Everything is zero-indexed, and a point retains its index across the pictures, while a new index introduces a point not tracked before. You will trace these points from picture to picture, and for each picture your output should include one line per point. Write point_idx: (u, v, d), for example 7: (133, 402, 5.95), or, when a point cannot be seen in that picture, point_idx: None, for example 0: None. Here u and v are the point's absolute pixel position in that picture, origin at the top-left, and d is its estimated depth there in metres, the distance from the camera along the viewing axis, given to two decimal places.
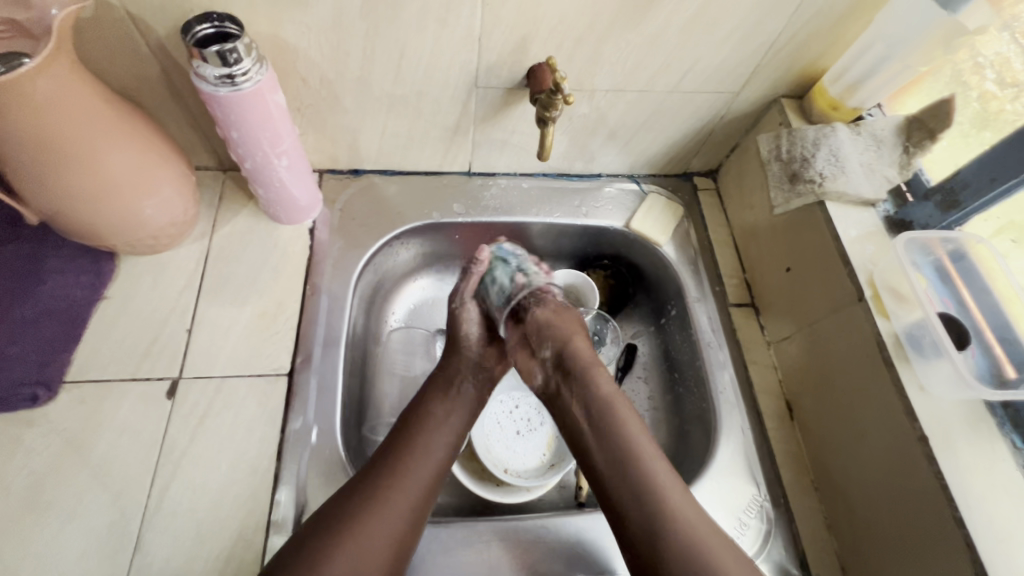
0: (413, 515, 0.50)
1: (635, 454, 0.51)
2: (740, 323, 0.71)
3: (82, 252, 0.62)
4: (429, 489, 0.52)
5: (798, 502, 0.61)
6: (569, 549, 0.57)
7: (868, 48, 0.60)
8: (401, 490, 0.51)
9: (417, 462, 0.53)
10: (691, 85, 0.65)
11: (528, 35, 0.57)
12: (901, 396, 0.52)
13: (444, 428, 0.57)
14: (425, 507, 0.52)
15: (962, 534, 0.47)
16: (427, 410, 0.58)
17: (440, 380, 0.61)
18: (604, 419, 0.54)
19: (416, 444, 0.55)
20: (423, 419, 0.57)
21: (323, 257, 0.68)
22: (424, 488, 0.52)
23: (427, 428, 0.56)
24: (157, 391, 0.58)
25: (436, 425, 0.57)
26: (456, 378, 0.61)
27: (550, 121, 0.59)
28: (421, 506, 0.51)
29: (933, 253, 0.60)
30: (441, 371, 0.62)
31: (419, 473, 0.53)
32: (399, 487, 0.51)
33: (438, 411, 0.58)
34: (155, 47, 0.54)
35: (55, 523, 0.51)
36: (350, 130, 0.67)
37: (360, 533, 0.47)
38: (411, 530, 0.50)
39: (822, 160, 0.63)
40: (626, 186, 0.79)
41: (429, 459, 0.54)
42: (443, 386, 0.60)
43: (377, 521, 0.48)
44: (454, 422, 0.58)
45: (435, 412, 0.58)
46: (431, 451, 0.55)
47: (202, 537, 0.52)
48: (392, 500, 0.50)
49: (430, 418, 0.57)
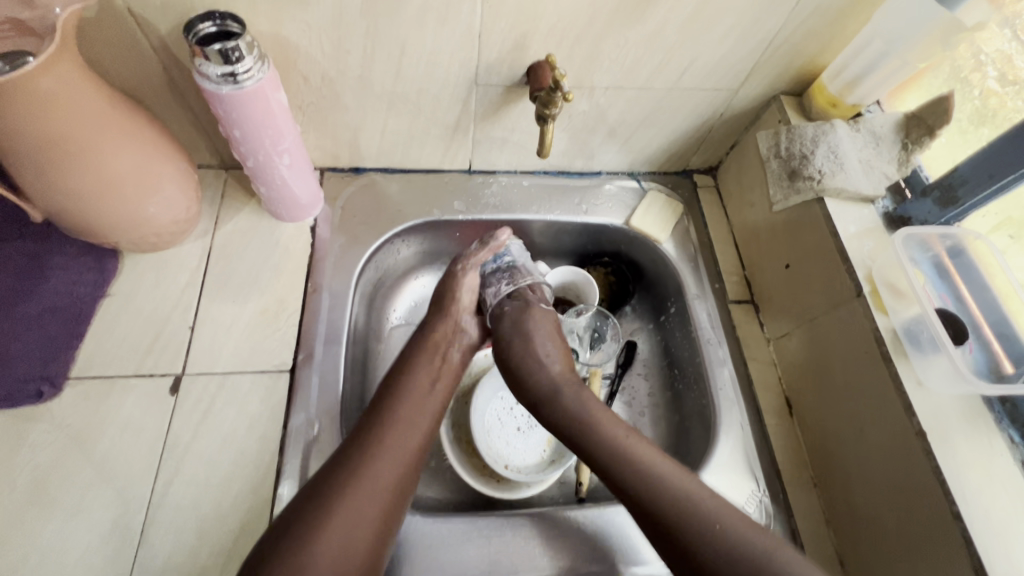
0: (396, 489, 0.50)
1: (636, 462, 0.53)
2: (739, 319, 0.72)
3: (86, 250, 0.62)
4: (411, 463, 0.52)
5: (796, 496, 0.61)
6: (569, 544, 0.57)
7: (866, 45, 0.60)
8: (384, 466, 0.50)
9: (397, 434, 0.53)
10: (690, 82, 0.66)
11: (528, 32, 0.57)
12: (899, 391, 0.53)
13: (428, 399, 0.57)
14: (408, 479, 0.52)
15: (959, 528, 0.47)
16: (410, 381, 0.57)
17: (429, 343, 0.61)
18: (597, 433, 0.56)
19: (397, 417, 0.54)
20: (403, 390, 0.56)
21: (324, 254, 0.69)
22: (406, 460, 0.52)
23: (408, 400, 0.56)
24: (160, 387, 0.58)
25: (416, 396, 0.56)
26: (443, 343, 0.62)
27: (549, 119, 0.59)
28: (402, 488, 0.51)
29: (932, 249, 0.60)
30: (430, 337, 0.62)
31: (399, 445, 0.52)
32: (380, 462, 0.51)
33: (422, 379, 0.58)
34: (157, 46, 0.54)
35: (59, 518, 0.51)
36: (351, 128, 0.67)
37: (344, 512, 0.47)
38: (394, 504, 0.50)
39: (821, 157, 0.63)
40: (625, 183, 0.79)
41: (410, 430, 0.54)
42: (430, 351, 0.61)
43: (361, 499, 0.48)
44: (439, 390, 0.58)
45: (418, 381, 0.58)
46: (413, 423, 0.54)
47: (205, 531, 0.52)
48: (390, 493, 0.50)
49: (419, 400, 0.56)
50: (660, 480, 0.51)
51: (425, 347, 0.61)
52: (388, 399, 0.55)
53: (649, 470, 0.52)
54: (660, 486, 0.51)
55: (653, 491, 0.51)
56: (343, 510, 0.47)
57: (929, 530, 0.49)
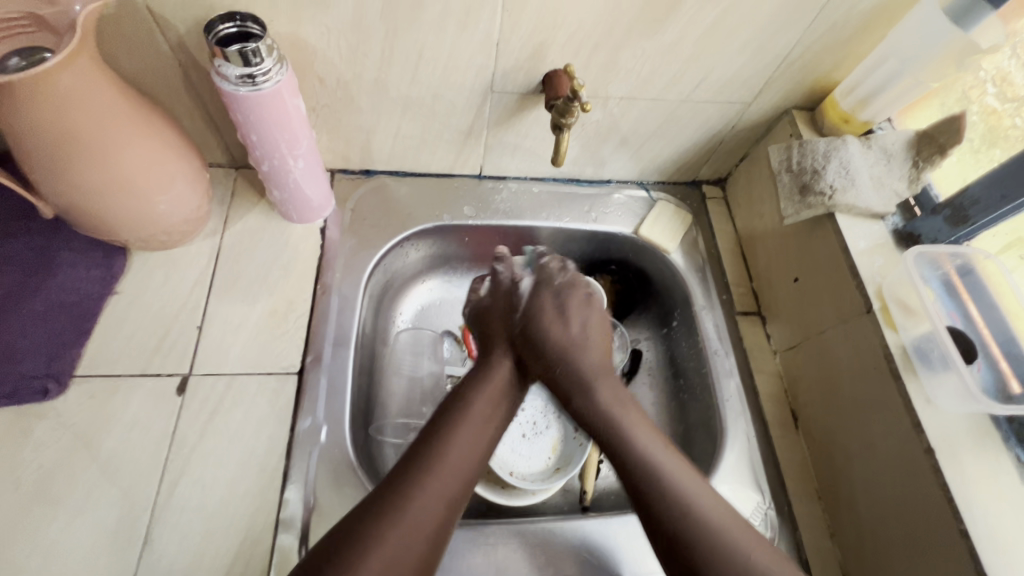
0: (433, 538, 0.47)
1: (670, 485, 0.51)
2: (746, 331, 0.72)
3: (95, 247, 0.62)
4: (448, 509, 0.49)
5: (802, 512, 0.61)
6: (576, 553, 0.57)
7: (881, 63, 0.61)
8: (423, 508, 0.48)
9: (437, 478, 0.50)
10: (704, 94, 0.66)
11: (546, 40, 0.57)
12: (908, 408, 0.53)
13: (473, 443, 0.54)
14: (445, 530, 0.49)
15: (968, 546, 0.47)
16: (468, 414, 0.56)
17: (490, 389, 0.59)
18: (620, 437, 0.55)
19: (444, 454, 0.52)
20: (453, 428, 0.54)
21: (334, 254, 0.69)
22: (446, 507, 0.49)
23: (457, 438, 0.54)
24: (168, 387, 0.58)
25: (466, 441, 0.54)
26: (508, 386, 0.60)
27: (566, 127, 0.59)
28: (439, 531, 0.48)
29: (941, 267, 0.60)
30: (495, 377, 0.60)
31: (441, 489, 0.50)
32: (419, 504, 0.48)
33: (477, 417, 0.56)
34: (174, 45, 0.54)
35: (63, 517, 0.51)
36: (364, 131, 0.67)
37: (378, 553, 0.45)
38: (429, 555, 0.47)
39: (833, 172, 0.63)
40: (635, 192, 0.80)
41: (453, 477, 0.51)
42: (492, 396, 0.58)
43: (396, 541, 0.46)
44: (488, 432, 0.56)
45: (472, 419, 0.56)
46: (456, 470, 0.52)
47: (211, 533, 0.52)
48: (421, 527, 0.47)
49: (465, 438, 0.54)
50: (689, 505, 0.49)
51: (486, 389, 0.59)
52: (439, 436, 0.53)
53: (673, 491, 0.50)
54: (681, 509, 0.49)
55: (671, 512, 0.49)
56: (377, 552, 0.45)
57: (942, 558, 0.49)
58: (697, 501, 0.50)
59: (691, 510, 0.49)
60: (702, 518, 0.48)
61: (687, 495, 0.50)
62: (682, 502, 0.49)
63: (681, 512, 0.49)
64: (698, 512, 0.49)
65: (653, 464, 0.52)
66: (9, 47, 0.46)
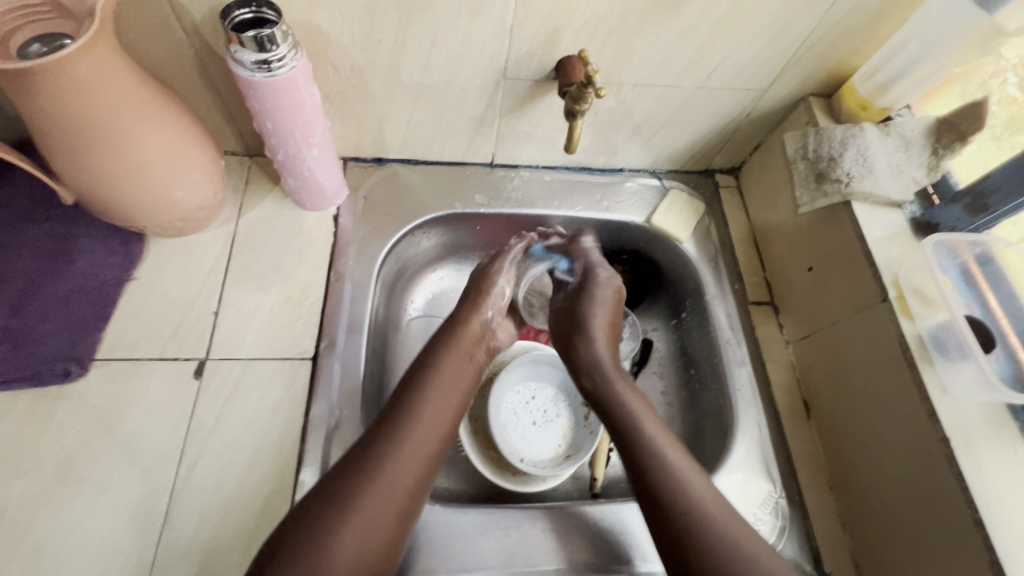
0: (417, 486, 0.50)
1: (693, 501, 0.50)
2: (759, 322, 0.72)
3: (113, 233, 0.63)
4: (430, 467, 0.51)
5: (812, 501, 0.61)
6: (587, 536, 0.58)
7: (901, 48, 0.60)
8: (409, 465, 0.50)
9: (417, 431, 0.52)
10: (719, 81, 0.65)
11: (560, 26, 0.57)
12: (923, 397, 0.52)
13: (450, 398, 0.56)
14: (427, 479, 0.51)
15: (980, 533, 0.47)
16: (436, 380, 0.56)
17: (458, 344, 0.60)
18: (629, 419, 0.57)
19: (423, 412, 0.53)
20: (429, 392, 0.55)
21: (346, 242, 0.69)
22: (427, 458, 0.51)
23: (432, 397, 0.55)
24: (185, 371, 0.59)
25: (442, 393, 0.55)
26: (471, 344, 0.62)
27: (579, 114, 0.59)
28: (421, 483, 0.50)
29: (960, 256, 0.59)
30: (460, 335, 0.61)
31: (421, 442, 0.52)
32: (400, 458, 0.50)
33: (447, 377, 0.57)
34: (190, 31, 0.54)
35: (86, 494, 0.52)
36: (377, 119, 0.67)
37: (367, 504, 0.47)
38: (411, 504, 0.49)
39: (850, 160, 0.62)
40: (647, 181, 0.79)
41: (432, 428, 0.53)
42: (461, 352, 0.60)
43: (383, 496, 0.48)
44: (462, 385, 0.58)
45: (443, 377, 0.57)
46: (437, 421, 0.54)
47: (229, 513, 0.53)
48: (402, 479, 0.49)
49: (443, 392, 0.56)
50: (711, 520, 0.49)
51: (453, 345, 0.60)
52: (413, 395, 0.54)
53: (664, 461, 0.53)
54: (670, 475, 0.52)
55: (659, 479, 0.52)
56: (366, 501, 0.47)
57: (949, 540, 0.49)
58: (683, 471, 0.52)
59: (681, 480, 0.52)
60: (688, 488, 0.51)
61: (698, 494, 0.51)
62: (670, 471, 0.52)
63: (702, 528, 0.49)
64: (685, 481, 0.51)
65: (650, 438, 0.55)
66: (30, 33, 0.47)
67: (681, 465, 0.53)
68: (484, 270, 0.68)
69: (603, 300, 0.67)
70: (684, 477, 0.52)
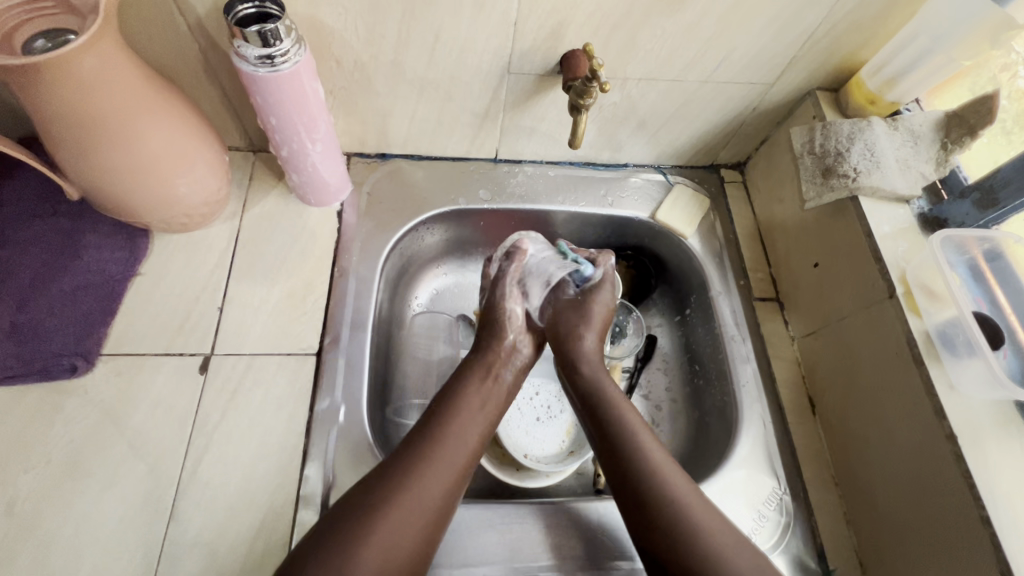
0: (444, 503, 0.50)
1: (682, 512, 0.49)
2: (764, 318, 0.71)
3: (118, 229, 0.63)
4: (458, 479, 0.51)
5: (818, 499, 0.61)
6: (591, 532, 0.58)
7: (910, 41, 0.59)
8: (436, 476, 0.50)
9: (446, 446, 0.52)
10: (725, 75, 0.65)
11: (565, 20, 0.56)
12: (930, 395, 0.52)
13: (479, 414, 0.56)
14: (454, 495, 0.51)
15: (988, 532, 0.47)
16: (462, 395, 0.57)
17: (482, 366, 0.59)
18: (612, 413, 0.57)
19: (451, 425, 0.54)
20: (454, 411, 0.55)
21: (350, 238, 0.69)
22: (456, 475, 0.51)
23: (461, 409, 0.56)
24: (191, 366, 0.59)
25: (471, 409, 0.56)
26: (495, 365, 0.60)
27: (583, 108, 0.58)
28: (448, 498, 0.50)
29: (968, 252, 0.59)
30: (483, 357, 0.60)
31: (451, 457, 0.52)
32: (428, 472, 0.50)
33: (475, 393, 0.57)
34: (193, 26, 0.54)
35: (93, 488, 0.53)
36: (381, 114, 0.67)
37: (394, 518, 0.47)
38: (437, 520, 0.49)
39: (857, 155, 0.62)
40: (651, 176, 0.79)
41: (461, 444, 0.53)
42: (483, 373, 0.59)
43: (410, 506, 0.48)
44: (491, 403, 0.58)
45: (472, 394, 0.57)
46: (466, 437, 0.54)
47: (235, 507, 0.53)
48: (430, 493, 0.49)
49: (472, 408, 0.56)
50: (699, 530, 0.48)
51: (480, 363, 0.60)
52: (443, 409, 0.55)
53: (644, 457, 0.53)
54: (648, 471, 0.52)
55: (639, 474, 0.52)
56: (393, 514, 0.47)
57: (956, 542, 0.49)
58: (662, 466, 0.52)
59: (660, 475, 0.52)
60: (666, 483, 0.51)
61: (676, 488, 0.51)
62: (649, 467, 0.52)
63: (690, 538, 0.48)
64: (663, 476, 0.52)
65: (631, 433, 0.55)
66: (34, 28, 0.47)
67: (660, 460, 0.53)
68: (498, 295, 0.63)
69: (601, 303, 0.65)
70: (674, 486, 0.51)
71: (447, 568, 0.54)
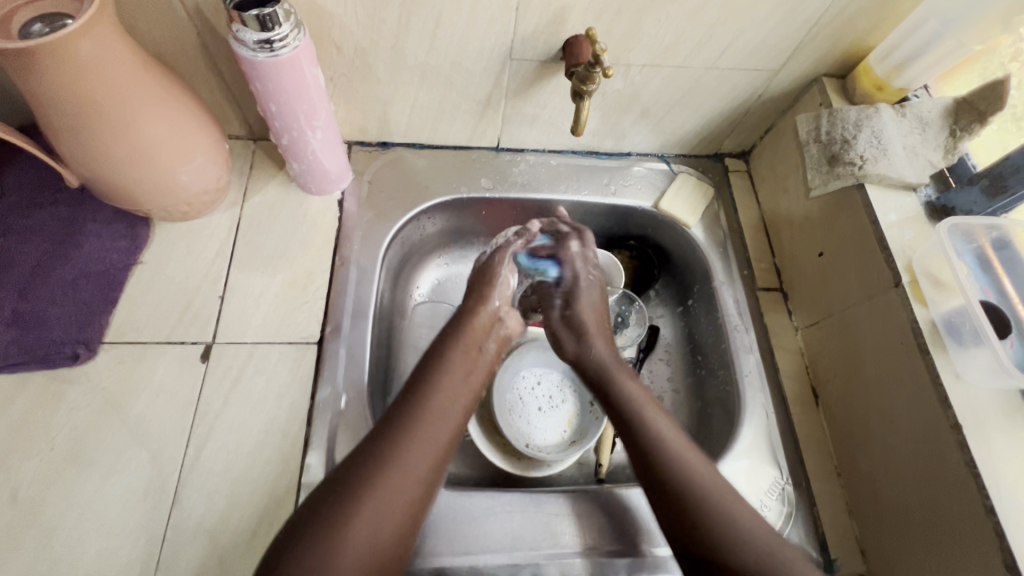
0: (428, 479, 0.49)
1: (711, 501, 0.49)
2: (768, 308, 0.71)
3: (119, 217, 0.63)
4: (440, 460, 0.51)
5: (820, 489, 0.61)
6: (593, 521, 0.58)
7: (920, 25, 0.57)
8: (418, 460, 0.49)
9: (429, 423, 0.52)
10: (730, 61, 0.64)
11: (567, 4, 0.55)
12: (935, 383, 0.52)
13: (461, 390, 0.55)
14: (439, 471, 0.50)
15: (992, 521, 0.46)
16: (444, 371, 0.56)
17: (466, 335, 0.60)
18: (636, 414, 0.56)
19: (430, 407, 0.53)
20: (435, 384, 0.54)
21: (351, 227, 0.69)
22: (439, 451, 0.51)
23: (440, 390, 0.54)
24: (192, 354, 0.59)
25: (453, 384, 0.55)
26: (479, 336, 0.61)
27: (586, 94, 0.58)
28: (433, 475, 0.50)
29: (975, 241, 0.58)
30: (468, 326, 0.60)
31: (435, 433, 0.51)
32: (411, 448, 0.49)
33: (457, 368, 0.57)
34: (191, 11, 0.53)
35: (96, 475, 0.53)
36: (381, 102, 0.67)
37: (379, 497, 0.46)
38: (423, 497, 0.49)
39: (864, 142, 0.61)
40: (655, 165, 0.78)
41: (443, 420, 0.53)
42: (467, 344, 0.59)
43: (391, 490, 0.47)
44: (473, 379, 0.57)
45: (453, 369, 0.56)
46: (448, 413, 0.53)
47: (237, 495, 0.53)
48: (415, 469, 0.49)
49: (453, 383, 0.55)
50: (732, 518, 0.48)
51: (462, 337, 0.59)
52: (421, 388, 0.54)
53: (673, 457, 0.52)
54: (679, 470, 0.51)
55: (670, 475, 0.51)
56: (377, 492, 0.47)
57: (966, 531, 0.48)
58: (692, 466, 0.51)
59: (691, 475, 0.51)
60: (698, 484, 0.50)
61: (709, 488, 0.50)
62: (681, 468, 0.51)
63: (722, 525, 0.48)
64: (695, 476, 0.51)
65: (657, 434, 0.54)
66: (31, 13, 0.47)
67: (689, 460, 0.52)
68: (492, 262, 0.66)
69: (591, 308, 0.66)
70: (710, 489, 0.50)
71: (448, 555, 0.54)
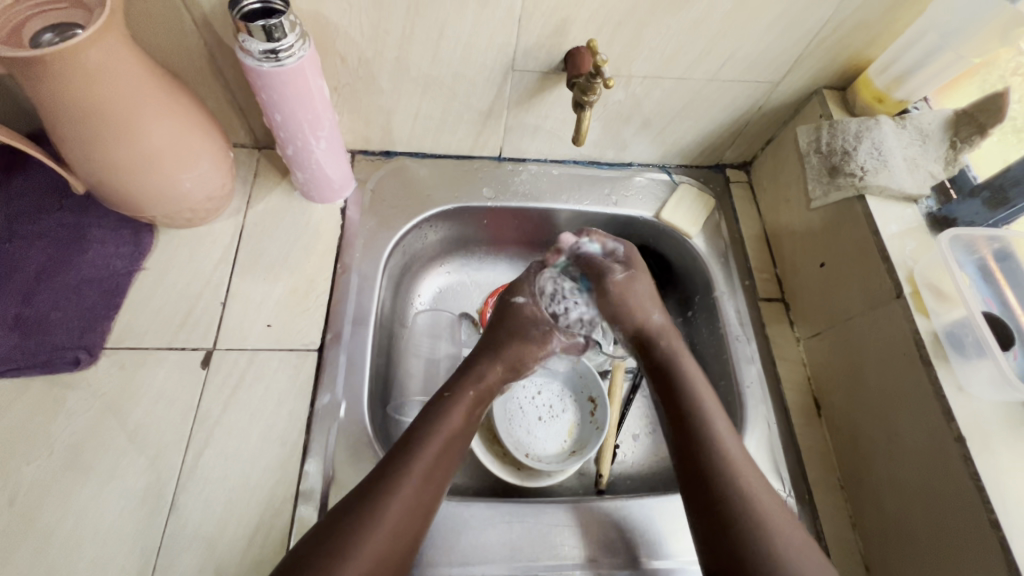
0: (412, 535, 0.49)
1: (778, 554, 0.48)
2: (770, 318, 0.71)
3: (123, 224, 0.64)
4: (426, 509, 0.51)
5: (824, 503, 0.60)
6: (592, 535, 0.57)
7: (918, 39, 0.58)
8: (401, 510, 0.49)
9: (420, 466, 0.51)
10: (731, 73, 0.64)
11: (568, 17, 0.56)
12: (937, 396, 0.51)
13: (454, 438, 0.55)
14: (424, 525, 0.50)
15: (997, 537, 0.46)
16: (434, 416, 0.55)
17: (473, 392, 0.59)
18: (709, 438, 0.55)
19: (417, 451, 0.52)
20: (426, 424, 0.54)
21: (354, 234, 0.69)
22: (426, 500, 0.50)
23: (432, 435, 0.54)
24: (193, 360, 0.59)
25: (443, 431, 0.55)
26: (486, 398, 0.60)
27: (588, 105, 0.58)
28: (419, 531, 0.50)
29: (977, 251, 0.58)
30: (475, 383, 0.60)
31: (425, 483, 0.51)
32: (398, 497, 0.49)
33: (453, 418, 0.56)
34: (199, 21, 0.54)
35: (93, 481, 0.53)
36: (384, 111, 0.67)
37: (364, 546, 0.46)
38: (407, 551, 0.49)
39: (864, 154, 0.62)
40: (656, 176, 0.78)
41: (431, 474, 0.52)
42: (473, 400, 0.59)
43: (379, 537, 0.47)
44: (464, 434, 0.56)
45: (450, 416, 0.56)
46: (437, 460, 0.53)
47: (233, 502, 0.53)
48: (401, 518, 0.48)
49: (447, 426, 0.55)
50: (775, 541, 0.48)
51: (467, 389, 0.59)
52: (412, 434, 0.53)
53: (747, 494, 0.51)
54: (749, 508, 0.50)
55: (738, 510, 0.50)
56: (364, 542, 0.46)
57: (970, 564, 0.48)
58: (765, 508, 0.50)
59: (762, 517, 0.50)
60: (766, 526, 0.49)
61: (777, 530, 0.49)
62: (750, 504, 0.50)
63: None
64: (765, 521, 0.49)
65: (733, 465, 0.53)
66: (42, 22, 0.47)
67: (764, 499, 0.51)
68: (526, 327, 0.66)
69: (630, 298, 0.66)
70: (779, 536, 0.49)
71: (446, 566, 0.54)
